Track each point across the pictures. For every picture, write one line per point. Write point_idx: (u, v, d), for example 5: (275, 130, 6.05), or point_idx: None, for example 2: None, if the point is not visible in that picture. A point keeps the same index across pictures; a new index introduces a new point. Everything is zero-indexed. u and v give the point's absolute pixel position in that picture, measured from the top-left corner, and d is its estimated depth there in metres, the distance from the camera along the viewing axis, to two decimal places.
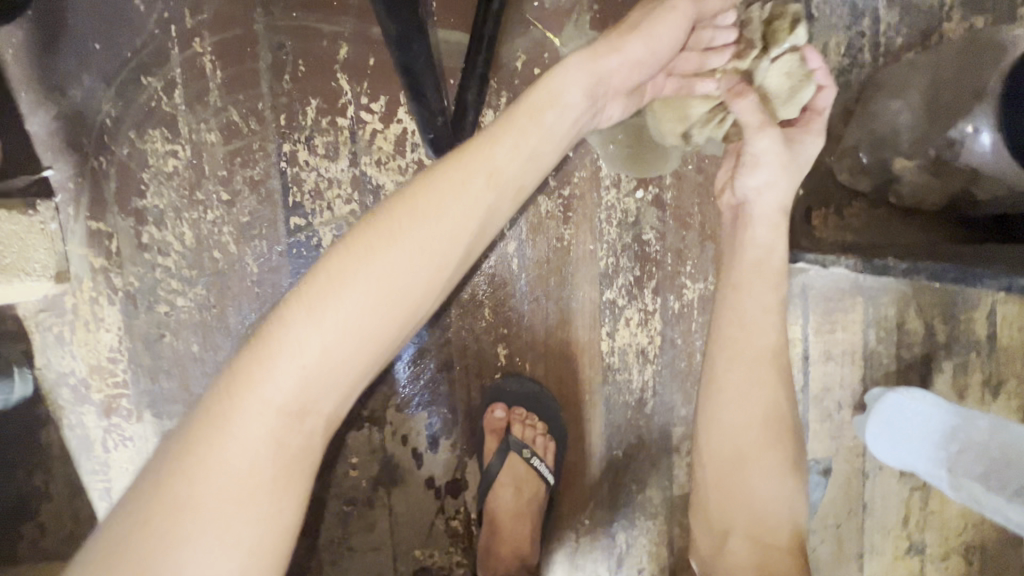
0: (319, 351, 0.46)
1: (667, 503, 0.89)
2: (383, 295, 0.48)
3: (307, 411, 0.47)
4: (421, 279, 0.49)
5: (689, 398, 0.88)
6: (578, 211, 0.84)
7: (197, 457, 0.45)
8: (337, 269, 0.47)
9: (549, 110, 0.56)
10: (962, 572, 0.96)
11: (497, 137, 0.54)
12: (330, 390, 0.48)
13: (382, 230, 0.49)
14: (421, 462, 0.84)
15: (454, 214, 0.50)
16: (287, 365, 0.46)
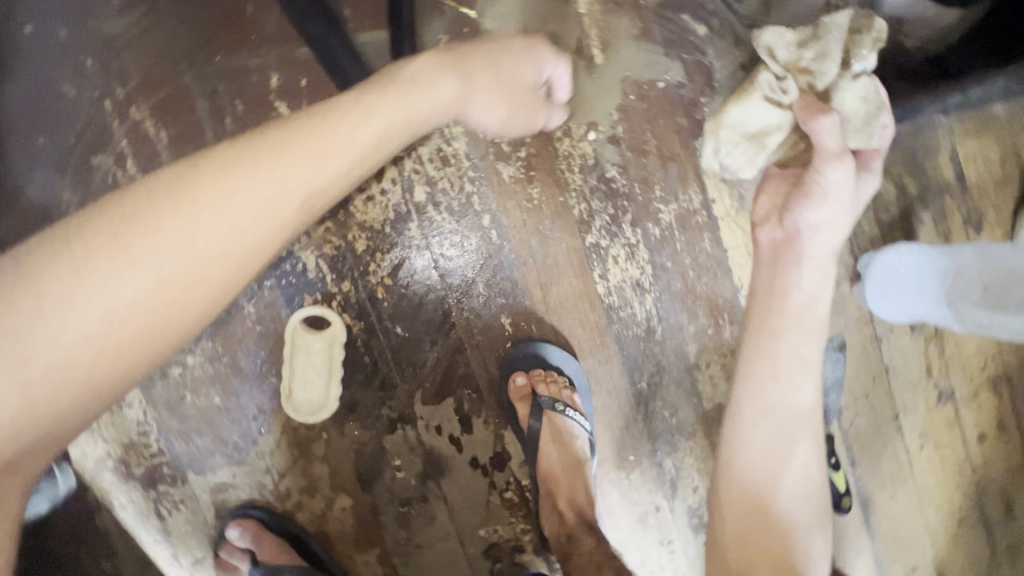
0: (112, 296, 0.42)
1: (701, 418, 0.92)
2: (201, 244, 0.44)
3: (80, 374, 0.43)
4: (232, 249, 0.45)
5: (693, 315, 0.90)
6: (539, 169, 0.86)
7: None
8: (147, 205, 0.44)
9: (409, 116, 0.57)
10: (993, 404, 0.99)
11: (350, 119, 0.51)
12: (115, 357, 0.43)
13: (208, 176, 0.45)
14: (461, 445, 0.87)
15: (280, 191, 0.46)
16: (67, 308, 0.41)
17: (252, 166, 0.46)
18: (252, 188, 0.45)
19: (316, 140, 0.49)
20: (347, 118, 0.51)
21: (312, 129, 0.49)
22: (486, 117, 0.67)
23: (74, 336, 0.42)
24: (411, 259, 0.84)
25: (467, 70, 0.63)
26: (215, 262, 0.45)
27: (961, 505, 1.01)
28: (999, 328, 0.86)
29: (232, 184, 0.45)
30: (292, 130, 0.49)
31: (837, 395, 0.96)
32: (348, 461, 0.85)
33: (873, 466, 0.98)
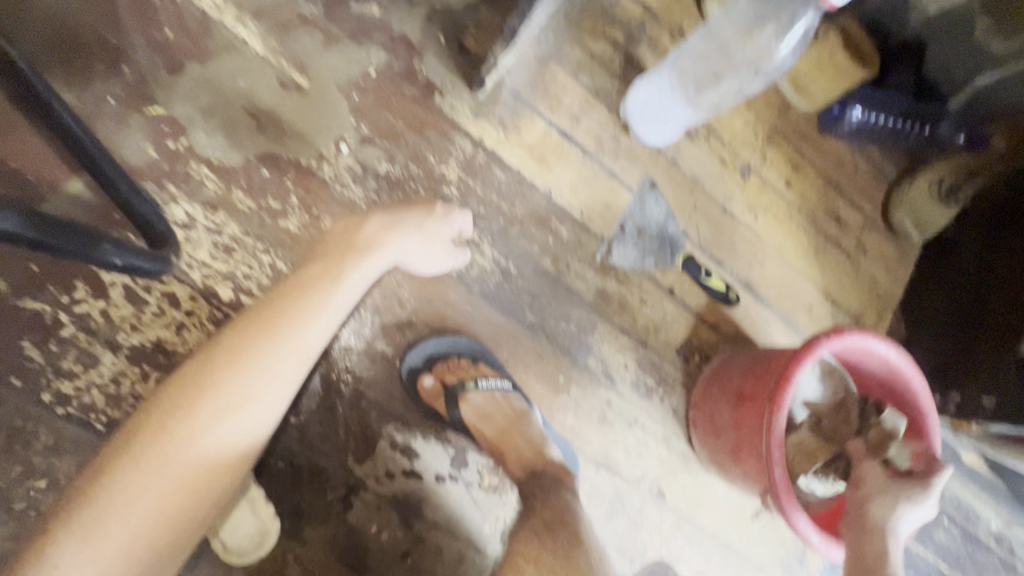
0: (173, 470, 0.52)
1: (592, 311, 1.00)
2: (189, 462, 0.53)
3: (149, 545, 0.51)
4: (250, 418, 0.57)
5: (529, 237, 0.97)
6: (319, 203, 0.86)
7: (53, 563, 0.48)
8: (192, 387, 0.55)
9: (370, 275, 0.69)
10: (780, 155, 1.17)
11: (295, 325, 0.60)
12: (174, 525, 0.53)
13: (179, 404, 0.54)
14: (418, 473, 0.87)
15: (283, 362, 0.58)
16: (138, 486, 0.51)
17: (258, 341, 0.58)
18: (265, 363, 0.57)
19: (306, 309, 0.62)
20: (329, 284, 0.65)
21: (297, 300, 0.62)
22: (411, 254, 0.76)
23: (143, 510, 0.51)
24: None
25: (392, 216, 0.75)
26: (242, 425, 0.56)
27: (808, 240, 1.19)
28: (728, 92, 0.95)
29: (245, 360, 0.57)
30: (286, 304, 0.62)
31: (675, 223, 1.07)
32: (329, 561, 0.82)
33: (735, 256, 1.12)
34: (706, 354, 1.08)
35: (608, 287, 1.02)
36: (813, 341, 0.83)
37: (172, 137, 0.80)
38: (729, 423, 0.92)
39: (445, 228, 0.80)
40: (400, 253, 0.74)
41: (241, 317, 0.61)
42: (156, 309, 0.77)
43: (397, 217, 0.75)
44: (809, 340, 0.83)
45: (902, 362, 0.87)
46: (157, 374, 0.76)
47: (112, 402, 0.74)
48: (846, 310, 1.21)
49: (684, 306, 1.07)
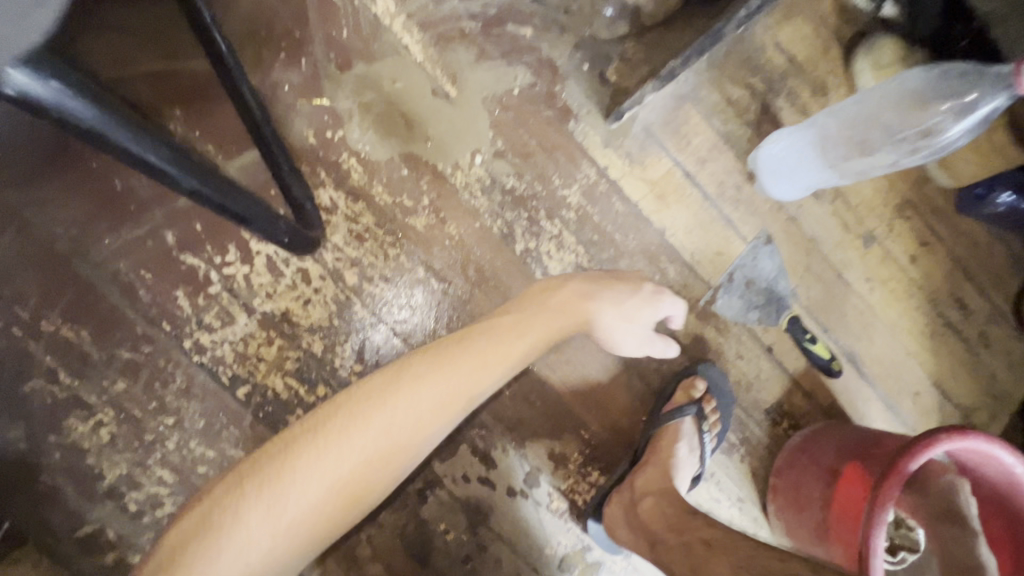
0: (386, 425, 0.62)
1: (685, 354, 0.99)
2: (401, 423, 0.62)
3: (333, 507, 0.59)
4: (416, 434, 0.64)
5: (636, 270, 0.97)
6: (447, 207, 0.90)
7: (286, 475, 0.56)
8: (410, 371, 0.66)
9: (551, 326, 0.77)
10: (908, 228, 1.11)
11: (495, 343, 0.71)
12: (342, 502, 0.59)
13: (401, 380, 0.65)
14: (492, 482, 0.89)
15: (459, 391, 0.67)
16: (362, 430, 0.60)
17: (441, 369, 0.67)
18: (473, 364, 0.68)
19: (487, 347, 0.71)
20: (509, 328, 0.74)
21: (480, 340, 0.71)
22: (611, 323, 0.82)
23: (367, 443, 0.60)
24: (371, 337, 0.86)
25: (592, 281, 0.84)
26: (410, 437, 0.63)
27: (924, 321, 1.12)
28: (871, 166, 0.94)
29: (427, 383, 0.65)
30: (469, 341, 0.71)
31: (786, 281, 1.04)
32: (398, 549, 0.85)
33: (843, 325, 1.07)
34: (796, 421, 1.03)
35: (706, 334, 1.00)
36: (931, 436, 0.77)
37: (331, 129, 0.87)
38: (816, 500, 0.88)
39: (646, 311, 0.84)
40: (598, 321, 0.82)
41: (430, 348, 0.70)
42: (290, 282, 0.83)
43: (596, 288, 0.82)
44: (926, 433, 0.78)
45: None
46: (280, 342, 0.82)
47: (239, 360, 0.81)
48: (957, 403, 1.12)
49: (781, 367, 1.03)
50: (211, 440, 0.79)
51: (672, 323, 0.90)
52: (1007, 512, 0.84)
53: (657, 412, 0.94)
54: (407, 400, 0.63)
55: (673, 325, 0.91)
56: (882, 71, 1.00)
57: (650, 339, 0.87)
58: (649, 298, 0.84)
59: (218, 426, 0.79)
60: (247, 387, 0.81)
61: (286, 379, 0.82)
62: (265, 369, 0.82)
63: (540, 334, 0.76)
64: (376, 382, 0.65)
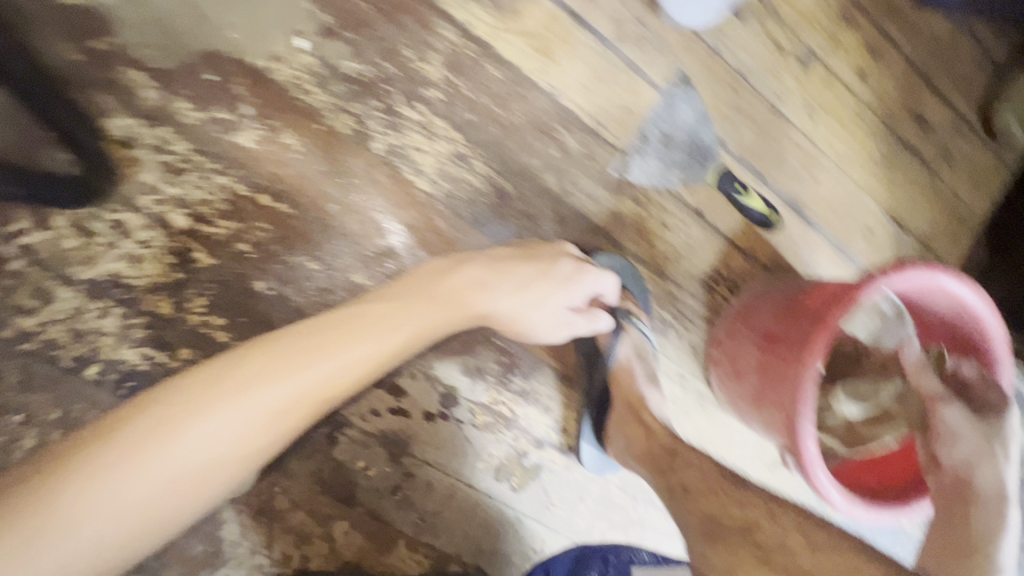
0: (249, 416, 0.57)
1: (602, 236, 0.87)
2: (265, 414, 0.58)
3: (173, 498, 0.55)
4: (253, 440, 0.58)
5: (528, 149, 0.82)
6: (277, 112, 0.73)
7: (114, 468, 0.52)
8: (284, 356, 0.60)
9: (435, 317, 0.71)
10: (852, 37, 0.93)
11: (389, 325, 0.66)
12: (187, 494, 0.56)
13: (271, 363, 0.59)
14: (406, 410, 0.83)
15: (306, 394, 0.60)
16: (217, 420, 0.56)
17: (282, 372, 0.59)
18: (359, 345, 0.64)
19: (342, 345, 0.63)
20: (378, 322, 0.66)
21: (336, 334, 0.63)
22: (521, 312, 0.76)
23: (222, 436, 0.56)
24: (226, 284, 0.74)
25: (509, 260, 0.76)
26: (248, 444, 0.58)
27: (878, 147, 0.98)
28: None
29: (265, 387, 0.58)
30: (322, 336, 0.62)
31: (709, 128, 0.89)
32: (319, 494, 0.81)
33: (783, 168, 0.93)
34: (735, 285, 0.94)
35: (623, 209, 0.87)
36: (864, 282, 0.68)
37: (95, 35, 0.67)
38: (752, 367, 0.81)
39: (559, 293, 0.76)
40: (500, 307, 0.75)
41: (273, 340, 0.61)
42: (107, 239, 0.70)
43: (497, 272, 0.75)
44: (858, 279, 0.69)
45: (978, 303, 0.71)
46: (119, 309, 0.71)
47: (75, 338, 0.70)
48: (916, 234, 1.02)
49: (714, 230, 0.92)
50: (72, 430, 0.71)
51: (609, 298, 0.82)
52: (958, 342, 0.77)
53: None
54: (275, 390, 0.59)
55: (612, 300, 0.83)
56: None
57: (569, 319, 0.79)
58: (568, 276, 0.77)
59: (75, 414, 0.70)
60: (95, 365, 0.71)
61: (139, 348, 0.72)
62: (111, 343, 0.71)
63: (416, 326, 0.69)
64: (205, 383, 0.57)
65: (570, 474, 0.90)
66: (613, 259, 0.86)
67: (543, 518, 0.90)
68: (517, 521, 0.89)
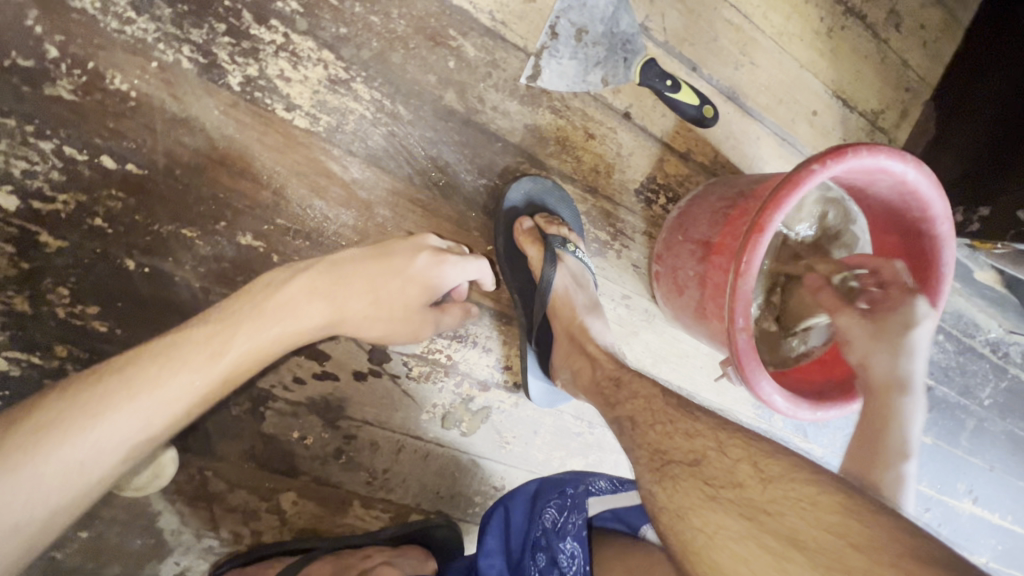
0: (136, 415, 0.50)
1: (522, 155, 0.78)
2: (155, 414, 0.51)
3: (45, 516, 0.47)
4: (36, 514, 0.46)
5: (419, 62, 0.70)
6: (94, 52, 0.60)
7: None
8: (178, 346, 0.53)
9: (269, 334, 0.58)
10: None
11: (299, 295, 0.60)
12: (68, 506, 0.48)
13: (161, 354, 0.53)
14: (334, 373, 0.77)
15: (100, 459, 0.49)
16: (93, 421, 0.48)
17: (68, 427, 0.47)
18: (265, 325, 0.58)
19: (142, 387, 0.50)
20: (194, 355, 0.53)
21: (143, 370, 0.51)
22: (368, 318, 0.65)
23: (103, 442, 0.48)
24: (90, 267, 0.64)
25: (375, 253, 0.65)
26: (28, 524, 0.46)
27: (820, 15, 0.88)
28: None
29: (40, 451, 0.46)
30: (119, 380, 0.50)
31: (629, 14, 0.77)
32: (257, 471, 0.77)
33: (717, 53, 0.83)
34: (673, 193, 0.87)
35: (541, 122, 0.77)
36: (799, 176, 0.61)
37: None
38: (693, 279, 0.76)
39: (414, 289, 0.66)
40: (352, 312, 0.64)
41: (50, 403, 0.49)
42: None
43: (346, 276, 0.63)
44: (796, 171, 0.62)
45: (923, 182, 0.66)
46: None
47: None
48: (864, 111, 0.95)
49: (646, 134, 0.83)
50: None
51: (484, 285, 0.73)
52: (902, 225, 0.73)
53: (504, 239, 0.79)
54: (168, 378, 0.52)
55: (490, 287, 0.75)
56: None
57: (433, 317, 0.70)
58: (423, 270, 0.66)
59: None
60: None
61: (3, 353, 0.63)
62: None
63: (245, 352, 0.56)
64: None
65: (520, 410, 0.88)
66: (536, 182, 0.78)
67: (499, 456, 0.88)
68: (473, 464, 0.87)
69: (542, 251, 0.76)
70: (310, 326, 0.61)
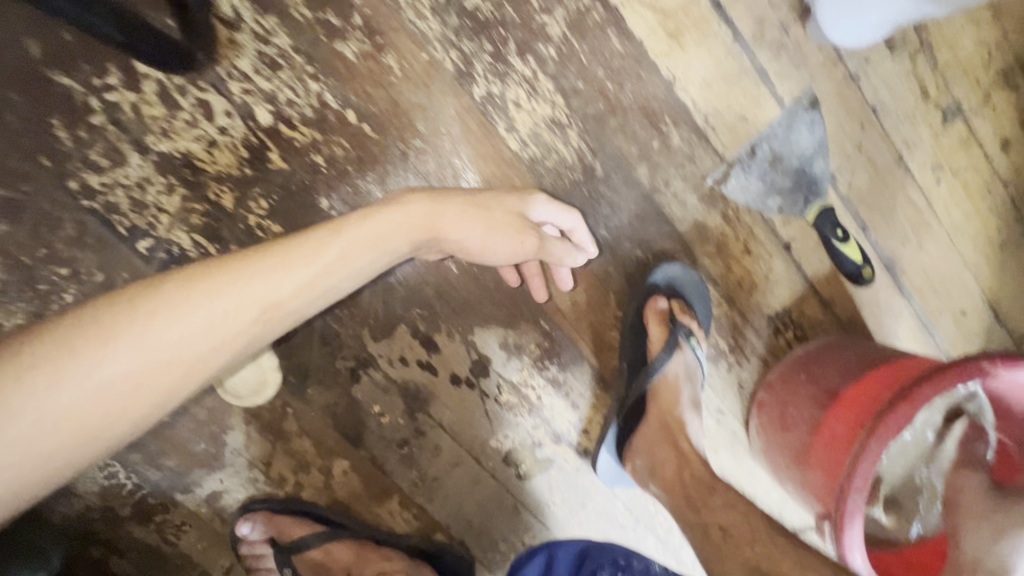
0: (283, 278, 0.53)
1: (681, 244, 0.81)
2: (298, 284, 0.53)
3: (200, 356, 0.49)
4: (182, 367, 0.48)
5: (629, 131, 0.76)
6: (384, 30, 0.70)
7: (143, 325, 0.47)
8: (319, 230, 0.57)
9: (369, 244, 0.59)
10: (1011, 103, 0.85)
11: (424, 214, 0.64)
12: (213, 355, 0.50)
13: (307, 235, 0.56)
14: (435, 368, 0.80)
15: (251, 308, 0.51)
16: (246, 276, 0.51)
17: (213, 290, 0.49)
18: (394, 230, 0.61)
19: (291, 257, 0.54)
20: (303, 250, 0.54)
21: (280, 252, 0.54)
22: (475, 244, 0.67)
23: (254, 294, 0.51)
24: (294, 194, 0.72)
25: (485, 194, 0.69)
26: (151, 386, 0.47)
27: (998, 227, 0.89)
28: None
29: (166, 323, 0.47)
30: (234, 266, 0.51)
31: (825, 161, 0.81)
32: (328, 427, 0.79)
33: (891, 224, 0.85)
34: (803, 332, 0.87)
35: (710, 222, 0.81)
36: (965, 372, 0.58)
37: None
38: (805, 421, 0.74)
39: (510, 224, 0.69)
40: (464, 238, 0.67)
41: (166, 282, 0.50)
42: (188, 116, 0.68)
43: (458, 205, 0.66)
44: (962, 358, 0.60)
45: None
46: (182, 191, 0.70)
47: (135, 208, 0.69)
48: (1013, 331, 0.93)
49: (798, 270, 0.85)
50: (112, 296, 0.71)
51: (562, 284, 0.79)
52: None
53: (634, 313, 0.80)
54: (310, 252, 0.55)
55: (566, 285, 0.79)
56: None
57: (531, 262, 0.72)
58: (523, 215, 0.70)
59: (118, 282, 0.70)
60: (147, 240, 0.70)
61: (192, 234, 0.71)
62: (167, 223, 0.70)
63: (372, 243, 0.59)
64: (98, 320, 0.46)
65: (579, 477, 0.86)
66: (687, 273, 0.80)
67: (540, 514, 0.86)
68: (514, 510, 0.85)
69: (667, 336, 0.77)
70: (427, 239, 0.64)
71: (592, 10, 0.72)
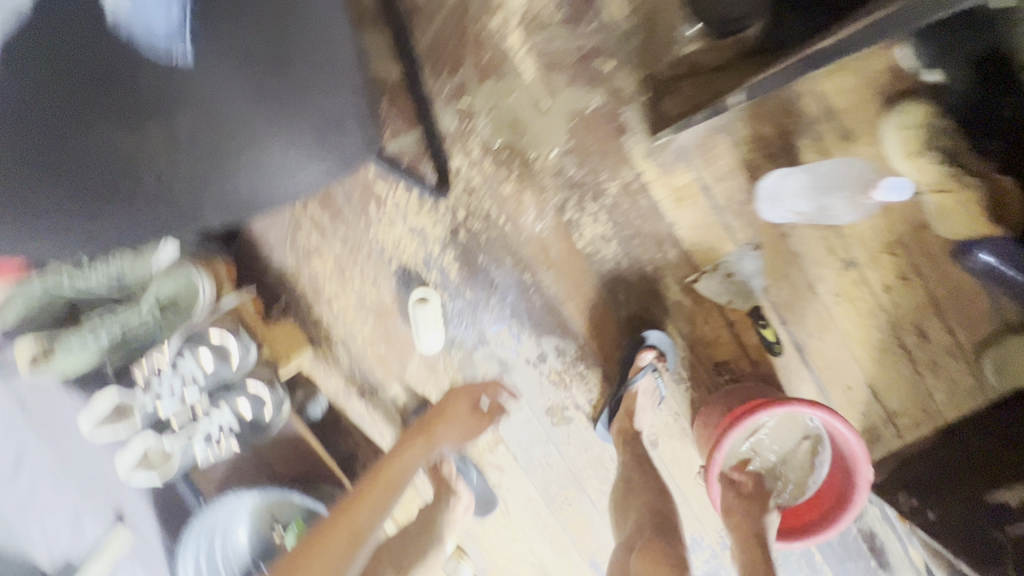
0: (388, 476, 1.23)
1: (666, 311, 1.43)
2: (387, 478, 1.23)
3: (361, 533, 1.14)
4: (359, 543, 1.13)
5: (645, 246, 1.41)
6: (526, 181, 1.40)
7: (348, 528, 1.14)
8: (388, 461, 1.29)
9: (418, 456, 1.31)
10: (895, 263, 1.37)
11: (426, 439, 1.35)
12: (362, 540, 1.14)
13: (384, 466, 1.29)
14: (518, 352, 1.48)
15: (374, 513, 1.18)
16: (371, 497, 1.20)
17: (361, 510, 1.17)
18: (422, 449, 1.33)
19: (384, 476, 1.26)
20: (394, 460, 1.28)
21: (375, 474, 1.26)
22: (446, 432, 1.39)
23: (380, 498, 1.20)
24: (466, 251, 1.44)
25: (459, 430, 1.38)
26: (352, 541, 1.13)
27: (881, 337, 1.40)
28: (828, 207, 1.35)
29: (358, 518, 1.16)
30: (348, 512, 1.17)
31: (760, 278, 1.40)
32: (458, 372, 1.51)
33: (802, 322, 1.41)
34: (737, 377, 1.44)
35: (685, 301, 1.42)
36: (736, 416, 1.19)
37: (467, 121, 1.38)
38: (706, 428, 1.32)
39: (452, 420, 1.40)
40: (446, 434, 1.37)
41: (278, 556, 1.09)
42: (427, 209, 1.43)
43: (443, 421, 1.39)
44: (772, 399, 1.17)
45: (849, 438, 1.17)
46: (417, 242, 1.44)
47: (394, 247, 1.45)
48: (888, 406, 1.42)
49: (738, 339, 1.42)
50: (375, 286, 1.47)
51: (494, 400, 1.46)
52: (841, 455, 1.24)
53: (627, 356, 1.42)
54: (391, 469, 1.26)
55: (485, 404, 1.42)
56: (901, 136, 1.26)
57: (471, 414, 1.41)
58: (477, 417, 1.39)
59: (379, 279, 1.47)
60: (395, 262, 1.46)
61: (416, 263, 1.45)
62: (406, 256, 1.45)
63: (411, 459, 1.30)
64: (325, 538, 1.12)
65: (587, 433, 1.50)
66: (659, 334, 1.40)
67: (560, 446, 1.51)
68: (545, 441, 1.51)
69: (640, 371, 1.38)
70: (434, 440, 1.34)
71: (634, 182, 1.38)
